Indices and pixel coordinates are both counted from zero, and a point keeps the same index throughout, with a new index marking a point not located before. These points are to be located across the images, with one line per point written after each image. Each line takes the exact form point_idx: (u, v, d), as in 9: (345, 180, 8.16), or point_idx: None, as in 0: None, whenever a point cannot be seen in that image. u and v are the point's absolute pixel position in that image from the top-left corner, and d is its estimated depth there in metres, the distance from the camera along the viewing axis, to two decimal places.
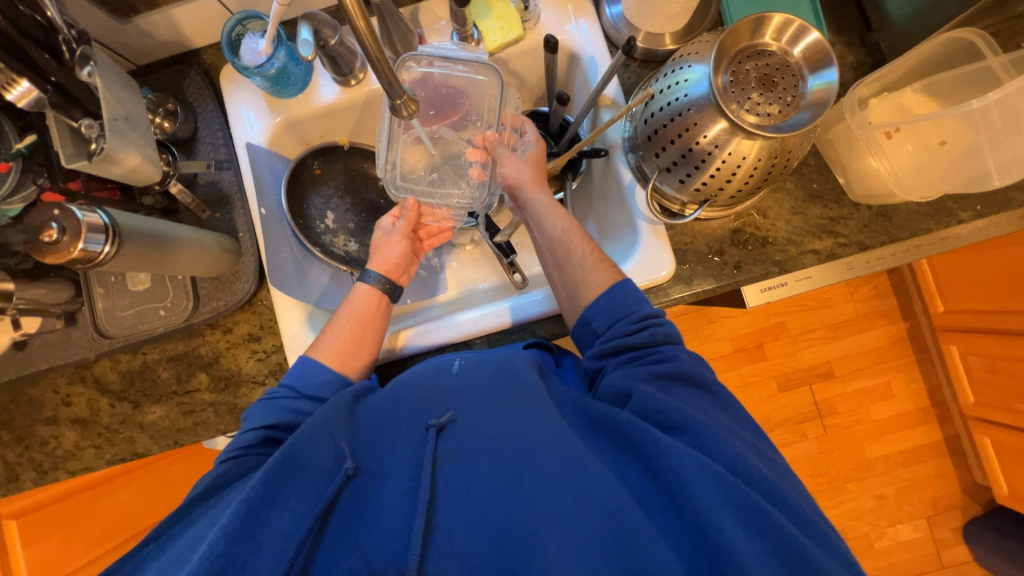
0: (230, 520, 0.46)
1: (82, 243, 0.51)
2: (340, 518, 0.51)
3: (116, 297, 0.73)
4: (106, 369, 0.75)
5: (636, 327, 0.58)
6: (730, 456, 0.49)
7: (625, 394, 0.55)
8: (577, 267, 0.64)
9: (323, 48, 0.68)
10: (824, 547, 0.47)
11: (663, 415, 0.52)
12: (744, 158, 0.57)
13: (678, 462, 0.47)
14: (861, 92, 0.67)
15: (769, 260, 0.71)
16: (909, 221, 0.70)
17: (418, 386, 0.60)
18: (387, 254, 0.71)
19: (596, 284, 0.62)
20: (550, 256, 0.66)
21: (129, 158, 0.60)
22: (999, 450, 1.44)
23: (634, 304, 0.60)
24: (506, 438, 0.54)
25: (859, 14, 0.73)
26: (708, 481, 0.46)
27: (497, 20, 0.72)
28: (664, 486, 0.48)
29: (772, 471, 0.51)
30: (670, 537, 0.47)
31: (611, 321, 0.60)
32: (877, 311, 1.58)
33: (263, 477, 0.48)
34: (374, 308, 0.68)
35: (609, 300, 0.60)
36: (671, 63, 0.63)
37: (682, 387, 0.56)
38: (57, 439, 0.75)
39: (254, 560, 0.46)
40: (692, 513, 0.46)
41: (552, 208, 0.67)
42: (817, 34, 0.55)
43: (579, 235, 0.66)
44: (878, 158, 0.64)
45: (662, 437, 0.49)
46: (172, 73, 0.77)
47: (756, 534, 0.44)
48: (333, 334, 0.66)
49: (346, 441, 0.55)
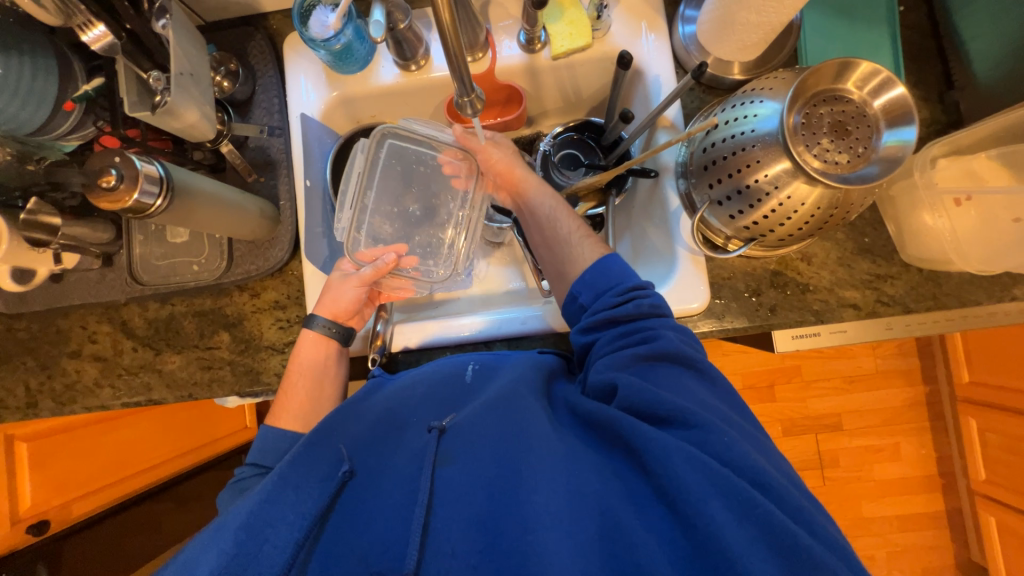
0: (227, 544, 0.47)
1: (137, 193, 0.52)
2: (337, 518, 0.52)
3: (153, 245, 0.74)
4: (134, 314, 0.77)
5: (622, 298, 0.57)
6: (719, 444, 0.46)
7: (611, 386, 0.53)
8: (564, 243, 0.64)
9: (392, 31, 0.67)
10: (825, 543, 0.43)
11: (653, 406, 0.50)
12: (803, 203, 0.56)
13: (665, 453, 0.46)
14: (933, 151, 0.65)
15: (806, 309, 0.69)
16: (960, 290, 0.68)
17: (416, 396, 0.61)
18: (337, 297, 0.69)
19: (583, 260, 0.62)
20: (539, 235, 0.67)
21: (189, 113, 0.61)
22: (1003, 533, 1.40)
23: (621, 277, 0.59)
24: (498, 432, 0.54)
25: (940, 69, 0.71)
26: (697, 472, 0.44)
27: (567, 26, 0.71)
28: (656, 482, 0.46)
29: (768, 460, 0.49)
30: (665, 537, 0.44)
31: (595, 294, 0.59)
32: (898, 370, 1.54)
33: (262, 496, 0.50)
34: (319, 355, 0.68)
35: (593, 274, 0.60)
36: (739, 96, 0.61)
37: (671, 368, 0.53)
38: (79, 374, 0.77)
39: (257, 561, 0.47)
40: (683, 507, 0.43)
41: (539, 188, 0.69)
42: (902, 89, 0.53)
43: (565, 210, 0.67)
44: (935, 215, 0.62)
45: (647, 429, 0.48)
46: (238, 34, 0.77)
47: (747, 523, 0.42)
48: (290, 396, 0.66)
49: (345, 445, 0.57)
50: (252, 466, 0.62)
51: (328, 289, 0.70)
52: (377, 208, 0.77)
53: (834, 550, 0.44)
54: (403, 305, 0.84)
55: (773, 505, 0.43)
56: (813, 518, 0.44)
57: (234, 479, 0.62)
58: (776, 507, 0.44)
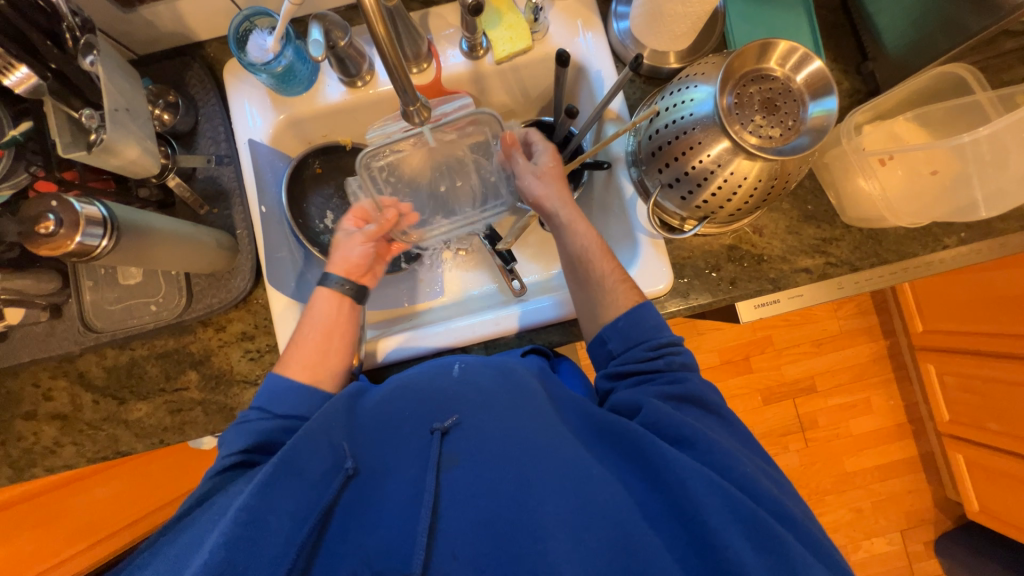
0: (226, 529, 0.45)
1: (79, 236, 0.50)
2: (338, 518, 0.52)
3: (105, 290, 0.71)
4: (91, 364, 0.73)
5: (653, 354, 0.58)
6: (740, 476, 0.49)
7: (635, 407, 0.55)
8: (596, 286, 0.63)
9: (332, 49, 0.67)
10: (825, 562, 0.47)
11: (675, 430, 0.52)
12: (745, 178, 0.59)
13: (686, 474, 0.47)
14: (857, 119, 0.70)
15: (763, 278, 0.72)
16: (898, 244, 0.73)
17: (413, 393, 0.59)
18: (347, 255, 0.71)
19: (615, 307, 0.62)
20: (571, 271, 0.67)
21: (129, 150, 0.59)
22: (971, 467, 1.49)
23: (653, 331, 0.59)
24: (512, 443, 0.53)
25: (854, 43, 0.76)
26: (717, 498, 0.46)
27: (507, 31, 0.72)
28: (672, 499, 0.48)
29: (780, 493, 0.51)
30: (675, 550, 0.46)
31: (627, 344, 0.60)
32: (859, 328, 1.62)
33: (259, 483, 0.47)
34: (337, 312, 0.68)
35: (628, 322, 0.60)
36: (675, 82, 0.64)
37: (692, 409, 0.56)
38: (36, 435, 0.73)
39: (254, 563, 0.45)
40: (701, 528, 0.45)
41: (574, 224, 0.66)
42: (820, 63, 0.57)
43: (601, 251, 0.65)
44: (867, 178, 0.66)
45: (671, 451, 0.49)
46: (174, 65, 0.75)
47: (765, 555, 0.44)
48: (301, 349, 0.65)
49: (346, 442, 0.55)
50: (259, 407, 0.61)
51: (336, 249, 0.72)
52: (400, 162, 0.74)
53: (832, 567, 0.47)
54: (378, 321, 0.83)
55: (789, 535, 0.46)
56: (815, 538, 0.47)
57: (237, 420, 0.60)
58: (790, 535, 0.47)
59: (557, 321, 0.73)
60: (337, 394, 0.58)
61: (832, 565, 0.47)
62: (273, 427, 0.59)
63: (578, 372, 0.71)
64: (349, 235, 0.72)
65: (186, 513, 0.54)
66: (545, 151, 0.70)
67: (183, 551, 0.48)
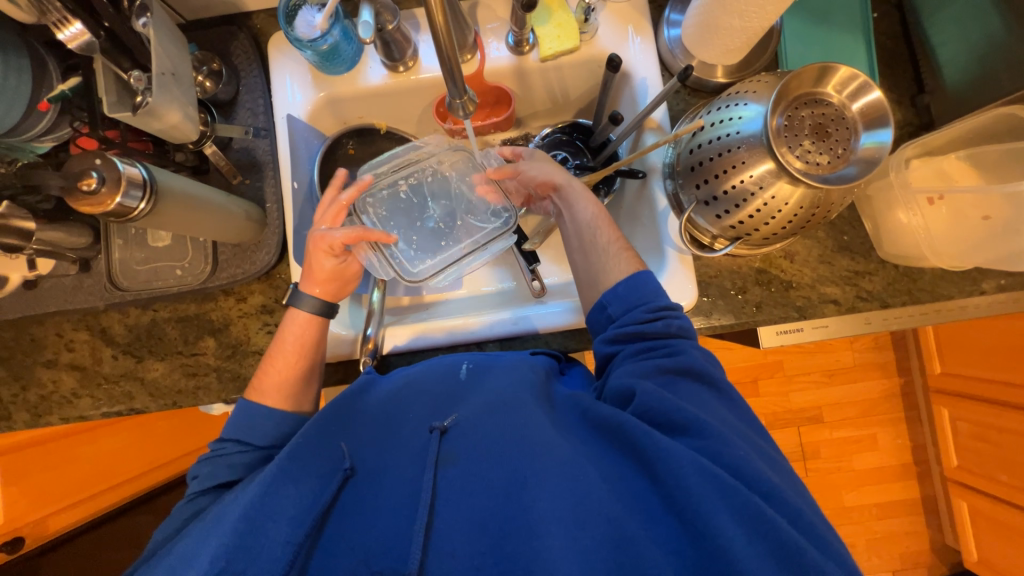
0: (228, 534, 0.47)
1: (120, 197, 0.50)
2: (338, 517, 0.52)
3: (134, 249, 0.72)
4: (114, 321, 0.74)
5: (652, 316, 0.57)
6: (733, 459, 0.47)
7: (628, 392, 0.54)
8: (602, 252, 0.63)
9: (380, 32, 0.67)
10: (820, 547, 0.45)
11: (668, 418, 0.51)
12: (786, 203, 0.58)
13: (677, 464, 0.47)
14: (908, 153, 0.68)
15: (789, 305, 0.71)
16: (933, 284, 0.71)
17: (415, 396, 0.60)
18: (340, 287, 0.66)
19: (619, 272, 0.61)
20: (577, 241, 0.66)
21: (171, 114, 0.60)
22: (974, 517, 1.46)
23: (652, 295, 0.59)
24: (507, 436, 0.53)
25: (911, 73, 0.73)
26: (710, 486, 0.45)
27: (556, 28, 0.72)
28: (665, 491, 0.47)
29: (776, 475, 0.50)
30: (669, 545, 0.46)
31: (626, 307, 0.59)
32: (874, 363, 1.59)
33: (258, 488, 0.49)
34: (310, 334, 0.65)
35: (628, 287, 0.59)
36: (723, 98, 0.63)
37: (688, 385, 0.54)
38: (55, 384, 0.74)
39: (256, 561, 0.47)
40: (693, 518, 0.45)
41: (584, 193, 0.66)
42: (878, 93, 0.55)
43: (607, 222, 0.65)
44: (910, 214, 0.65)
45: (663, 439, 0.48)
46: (220, 33, 0.75)
47: (757, 539, 0.43)
48: (272, 370, 0.63)
49: (344, 442, 0.57)
50: (235, 439, 0.60)
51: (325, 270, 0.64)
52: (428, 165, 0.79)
53: (828, 552, 0.45)
54: (395, 307, 0.83)
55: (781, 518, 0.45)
56: (809, 520, 0.46)
57: (212, 453, 0.60)
58: (782, 516, 0.46)
59: (573, 326, 0.72)
60: (336, 398, 0.58)
61: (828, 550, 0.46)
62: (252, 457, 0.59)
63: (589, 376, 0.69)
64: (344, 262, 0.65)
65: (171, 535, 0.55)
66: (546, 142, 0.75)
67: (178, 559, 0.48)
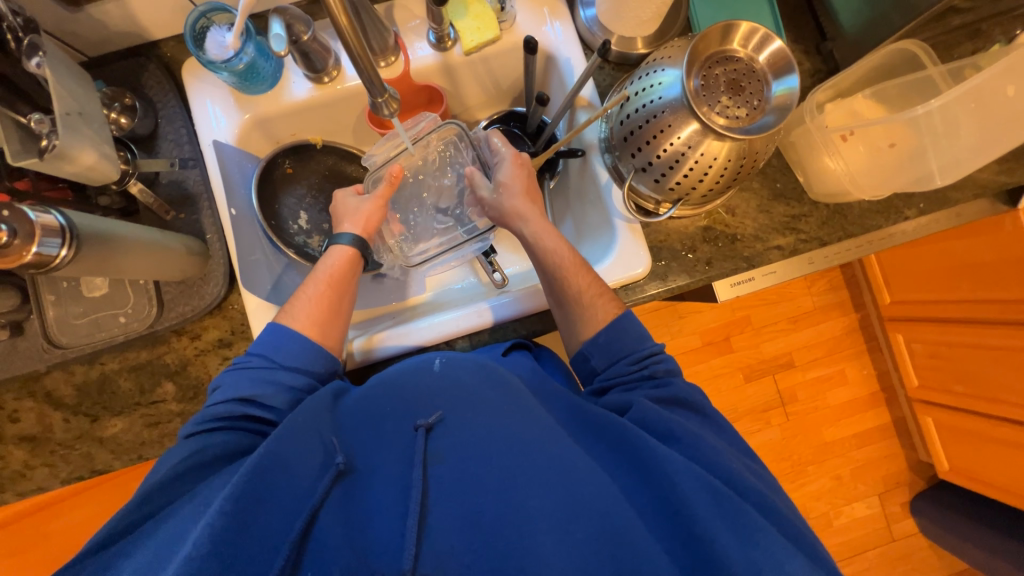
0: (216, 515, 0.44)
1: (36, 246, 0.47)
2: (328, 514, 0.50)
3: (69, 304, 0.68)
4: (59, 382, 0.70)
5: (637, 366, 0.61)
6: (725, 470, 0.51)
7: (625, 406, 0.58)
8: (573, 302, 0.64)
9: (296, 44, 0.66)
10: (807, 554, 0.49)
11: (662, 426, 0.54)
12: (715, 158, 0.60)
13: (674, 469, 0.50)
14: (819, 97, 0.72)
15: (738, 257, 0.74)
16: (863, 218, 0.75)
17: (395, 389, 0.59)
18: (359, 210, 0.71)
19: (594, 321, 0.63)
20: (547, 289, 0.67)
21: (85, 155, 0.57)
22: (940, 429, 1.57)
23: (635, 343, 0.62)
24: (502, 438, 0.54)
25: (814, 24, 0.78)
26: (704, 494, 0.48)
27: (474, 20, 0.72)
28: (659, 491, 0.50)
29: (766, 488, 0.54)
30: (664, 542, 0.48)
31: (611, 359, 0.62)
32: (832, 303, 1.68)
33: (246, 474, 0.47)
34: (348, 269, 0.67)
35: (609, 337, 0.62)
36: (644, 67, 0.65)
37: (682, 411, 0.58)
38: (4, 459, 0.69)
39: (242, 556, 0.44)
40: (686, 519, 0.47)
41: (541, 240, 0.66)
42: (780, 43, 0.58)
43: (574, 264, 0.65)
44: (832, 157, 0.69)
45: (658, 445, 0.51)
46: (129, 66, 0.73)
47: (748, 544, 0.46)
48: (310, 298, 0.64)
49: (334, 437, 0.55)
50: (261, 354, 0.60)
51: (347, 208, 0.71)
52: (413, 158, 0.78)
53: (811, 555, 0.49)
54: (359, 322, 0.81)
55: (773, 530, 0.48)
56: (793, 525, 0.50)
57: (237, 365, 0.59)
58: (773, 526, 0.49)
59: (537, 310, 0.73)
60: (320, 392, 0.57)
61: (812, 556, 0.49)
62: (277, 376, 0.59)
63: (558, 360, 0.72)
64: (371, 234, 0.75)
65: (172, 481, 0.50)
66: (505, 159, 0.70)
67: (166, 545, 0.45)
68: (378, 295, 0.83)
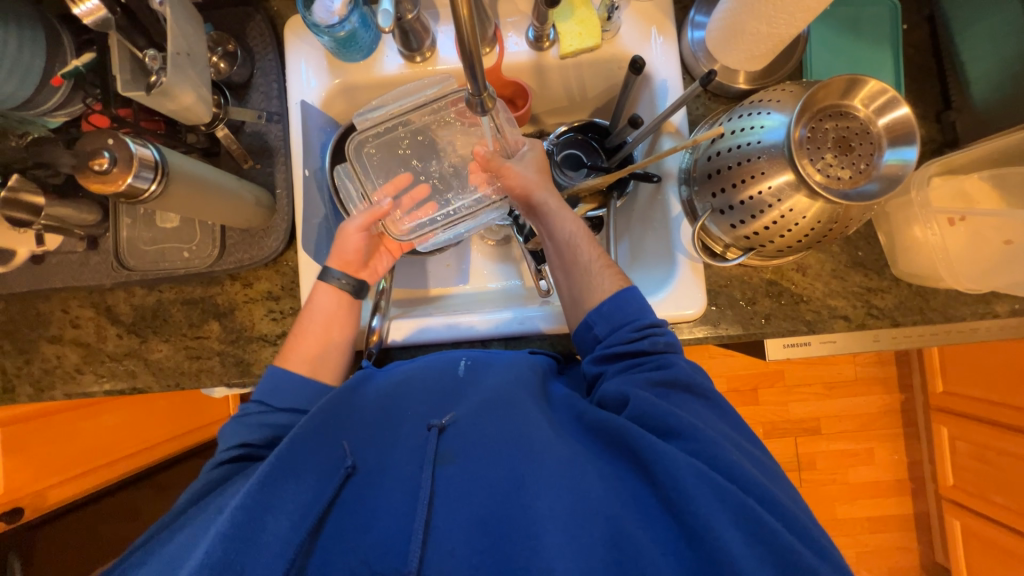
0: (224, 526, 0.45)
1: (131, 176, 0.50)
2: (337, 515, 0.51)
3: (141, 229, 0.71)
4: (120, 300, 0.74)
5: (638, 334, 0.58)
6: (728, 462, 0.48)
7: (623, 399, 0.55)
8: (584, 271, 0.63)
9: (399, 21, 0.65)
10: (813, 549, 0.46)
11: (663, 421, 0.51)
12: (803, 217, 0.57)
13: (674, 466, 0.47)
14: (930, 170, 0.67)
15: (799, 318, 0.70)
16: (946, 305, 0.70)
17: (413, 387, 0.60)
18: (343, 247, 0.67)
19: (601, 290, 0.62)
20: (557, 259, 0.65)
21: (185, 95, 0.59)
22: (966, 535, 1.46)
23: (637, 313, 0.59)
24: (505, 439, 0.53)
25: (937, 90, 0.72)
26: (706, 490, 0.46)
27: (578, 25, 0.70)
28: (662, 492, 0.48)
29: (773, 484, 0.51)
30: (665, 545, 0.46)
31: (612, 327, 0.60)
32: (876, 378, 1.58)
33: (257, 481, 0.48)
34: (336, 303, 0.66)
35: (611, 307, 0.60)
36: (745, 106, 0.61)
37: (682, 394, 0.55)
38: (59, 359, 0.74)
39: (251, 561, 0.45)
40: (690, 519, 0.45)
41: (560, 212, 0.65)
42: (906, 110, 0.54)
43: (587, 237, 0.65)
44: (927, 231, 0.64)
45: (658, 442, 0.49)
46: (237, 14, 0.75)
47: (753, 540, 0.44)
48: (302, 339, 0.64)
49: (348, 440, 0.55)
50: (258, 400, 0.60)
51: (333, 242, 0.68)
52: (427, 112, 0.77)
53: (818, 552, 0.46)
54: (400, 299, 0.83)
55: (776, 521, 0.45)
56: (803, 526, 0.47)
57: (237, 413, 0.60)
58: (776, 519, 0.46)
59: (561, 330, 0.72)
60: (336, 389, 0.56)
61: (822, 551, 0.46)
62: (271, 419, 0.59)
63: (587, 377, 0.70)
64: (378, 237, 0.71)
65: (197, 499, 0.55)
66: (529, 153, 0.69)
67: (177, 549, 0.48)
68: (420, 277, 0.85)
